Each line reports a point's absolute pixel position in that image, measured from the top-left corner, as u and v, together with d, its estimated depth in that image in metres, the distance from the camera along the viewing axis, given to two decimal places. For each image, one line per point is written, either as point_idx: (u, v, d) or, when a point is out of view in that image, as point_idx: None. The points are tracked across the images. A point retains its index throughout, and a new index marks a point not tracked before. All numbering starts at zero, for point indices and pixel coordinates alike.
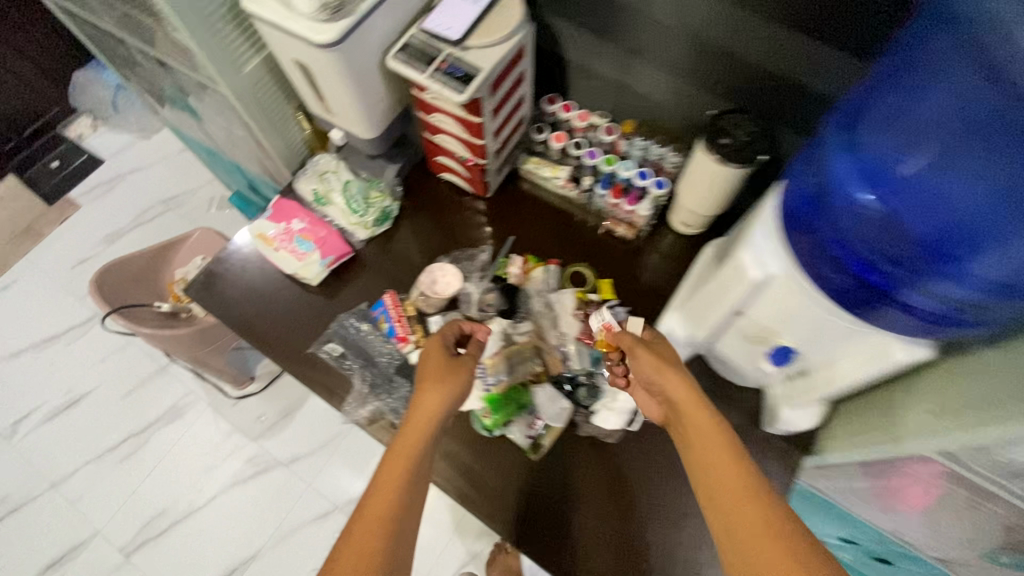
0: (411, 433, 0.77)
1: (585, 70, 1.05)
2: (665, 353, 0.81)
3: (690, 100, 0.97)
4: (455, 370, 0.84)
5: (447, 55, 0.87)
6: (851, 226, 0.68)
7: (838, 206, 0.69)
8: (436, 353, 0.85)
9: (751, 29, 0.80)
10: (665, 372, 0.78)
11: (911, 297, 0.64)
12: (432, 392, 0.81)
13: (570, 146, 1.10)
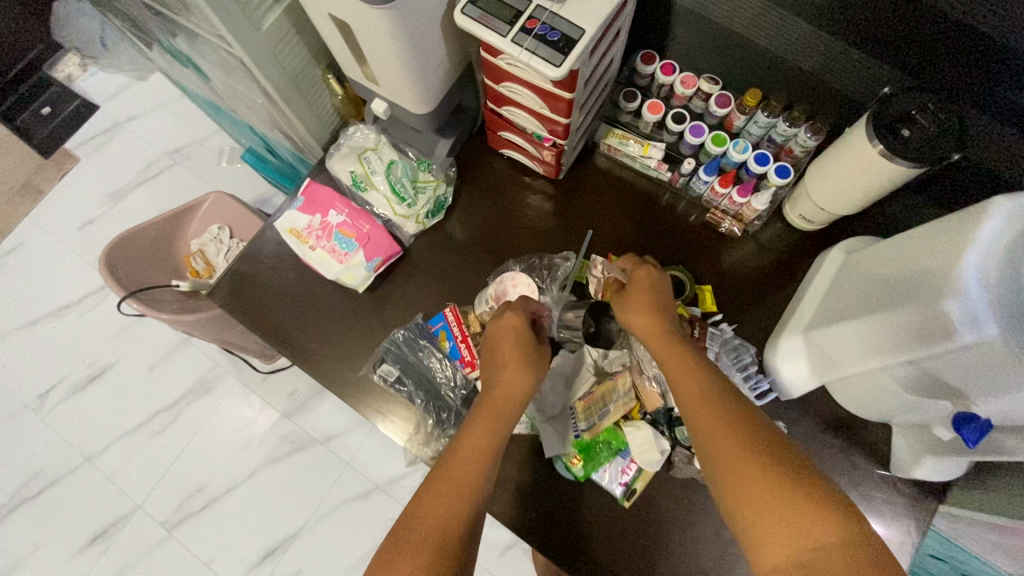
0: (485, 426, 0.67)
1: (700, 19, 0.81)
2: (638, 286, 0.76)
3: (849, 67, 0.74)
4: (537, 352, 0.74)
5: (538, 11, 0.65)
6: None
7: None
8: (520, 331, 0.75)
9: None
10: (636, 312, 0.72)
11: None
12: (516, 378, 0.71)
13: (667, 119, 0.88)
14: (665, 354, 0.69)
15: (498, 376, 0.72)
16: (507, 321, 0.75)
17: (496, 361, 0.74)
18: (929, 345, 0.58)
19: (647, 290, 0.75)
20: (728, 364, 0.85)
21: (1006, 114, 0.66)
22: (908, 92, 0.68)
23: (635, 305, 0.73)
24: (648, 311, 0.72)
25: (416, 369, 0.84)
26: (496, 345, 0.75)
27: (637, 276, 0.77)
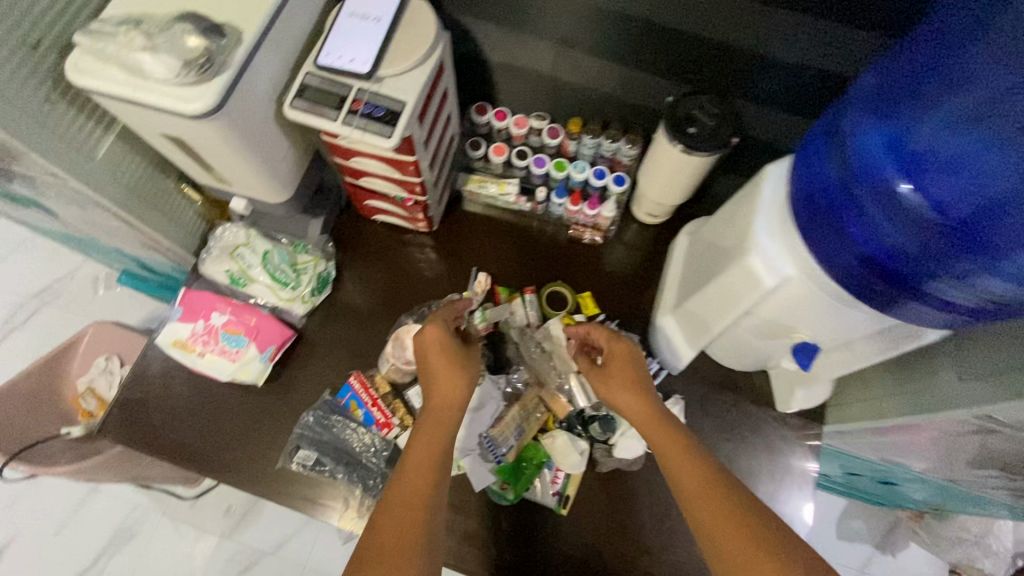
0: (430, 437, 0.67)
1: (514, 69, 0.93)
2: (621, 362, 0.77)
3: (642, 87, 0.88)
4: (466, 361, 0.76)
5: (360, 93, 0.72)
6: (881, 217, 0.59)
7: (871, 193, 0.59)
8: (443, 341, 0.76)
9: (700, 7, 0.71)
10: (622, 390, 0.74)
11: (938, 288, 0.57)
12: (456, 384, 0.72)
13: (513, 157, 0.98)
14: (649, 427, 0.70)
15: (433, 387, 0.73)
16: (430, 334, 0.76)
17: (428, 373, 0.74)
18: (752, 292, 0.67)
19: (632, 366, 0.76)
20: None
21: (761, 99, 0.82)
22: (689, 97, 0.81)
23: (620, 382, 0.75)
24: (635, 388, 0.74)
25: (334, 444, 0.85)
26: (427, 360, 0.75)
27: (617, 351, 0.78)
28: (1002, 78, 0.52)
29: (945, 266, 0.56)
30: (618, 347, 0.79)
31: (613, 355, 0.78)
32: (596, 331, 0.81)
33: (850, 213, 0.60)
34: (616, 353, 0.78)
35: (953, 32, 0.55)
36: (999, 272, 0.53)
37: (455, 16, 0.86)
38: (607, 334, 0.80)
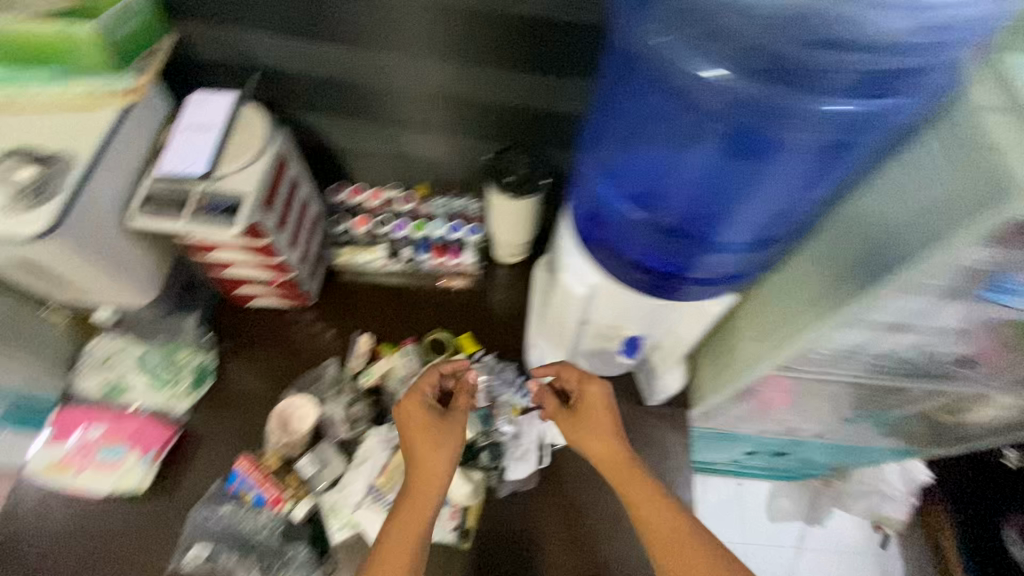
0: (416, 514, 0.70)
1: (356, 150, 1.04)
2: (593, 407, 0.81)
3: (467, 150, 1.02)
4: (453, 426, 0.76)
5: (201, 193, 0.79)
6: (630, 235, 0.71)
7: (614, 220, 0.72)
8: (425, 416, 0.75)
9: (486, 79, 0.87)
10: (591, 436, 0.79)
11: (694, 272, 0.71)
12: (442, 458, 0.73)
13: (376, 226, 1.07)
14: (616, 466, 0.77)
15: (418, 459, 0.73)
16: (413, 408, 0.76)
17: (415, 442, 0.74)
18: (573, 299, 0.77)
19: (605, 410, 0.81)
20: (502, 384, 1.00)
21: (563, 143, 0.97)
22: (504, 151, 0.95)
23: (588, 429, 0.80)
24: (605, 436, 0.79)
25: (227, 532, 0.85)
26: (412, 429, 0.75)
27: (590, 394, 0.82)
28: (657, 112, 0.62)
29: (679, 252, 0.70)
30: (592, 391, 0.82)
31: (585, 399, 0.82)
32: (573, 373, 0.83)
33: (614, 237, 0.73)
34: (589, 398, 0.81)
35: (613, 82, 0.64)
36: (712, 248, 0.68)
37: (291, 114, 0.97)
38: (579, 375, 0.83)
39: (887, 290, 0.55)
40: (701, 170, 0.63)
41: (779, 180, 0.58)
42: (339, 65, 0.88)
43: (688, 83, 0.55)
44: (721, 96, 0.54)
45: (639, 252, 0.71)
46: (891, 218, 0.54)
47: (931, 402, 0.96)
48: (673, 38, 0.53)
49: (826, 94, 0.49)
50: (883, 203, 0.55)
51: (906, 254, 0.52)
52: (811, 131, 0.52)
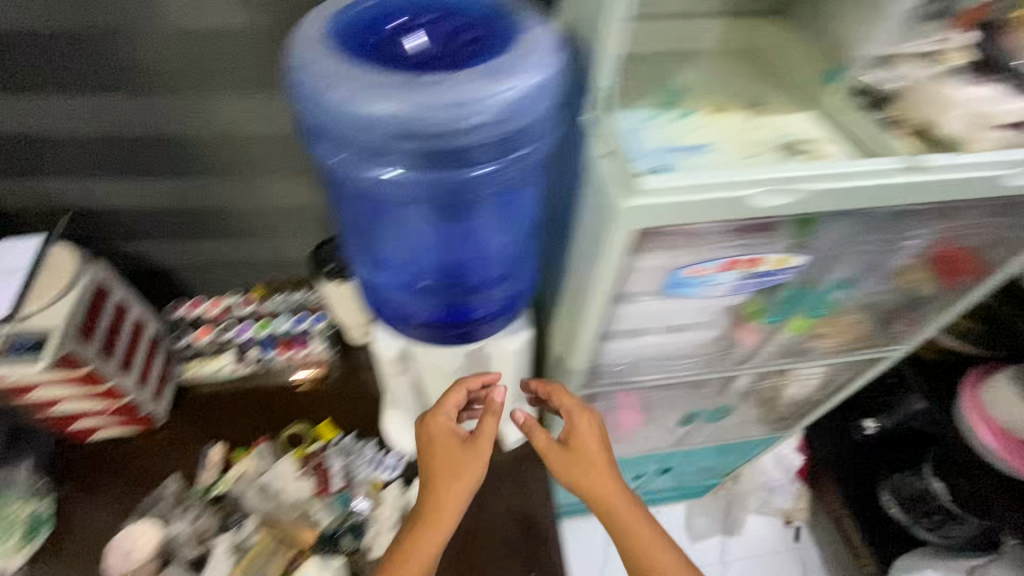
0: (424, 547, 0.70)
1: (185, 269, 1.12)
2: (585, 441, 0.77)
3: (287, 249, 1.12)
4: (474, 452, 0.73)
5: (7, 334, 0.82)
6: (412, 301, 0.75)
7: (394, 295, 0.75)
8: (445, 440, 0.75)
9: (278, 184, 1.01)
10: (588, 473, 0.75)
11: (477, 311, 0.77)
12: (454, 490, 0.72)
13: (218, 334, 1.12)
14: (607, 496, 0.74)
15: (434, 487, 0.72)
16: (436, 430, 0.76)
17: (434, 466, 0.73)
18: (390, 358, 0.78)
19: (598, 441, 0.77)
20: (362, 463, 1.02)
21: None
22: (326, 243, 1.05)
23: (583, 471, 0.75)
24: (599, 466, 0.75)
25: None
26: (434, 453, 0.74)
27: (580, 429, 0.78)
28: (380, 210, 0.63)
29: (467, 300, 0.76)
30: (586, 423, 0.79)
31: (578, 433, 0.78)
32: (571, 402, 0.80)
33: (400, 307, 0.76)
34: (581, 434, 0.77)
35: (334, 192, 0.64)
36: (481, 286, 0.74)
37: (111, 246, 1.05)
38: (572, 405, 0.80)
39: (604, 297, 0.67)
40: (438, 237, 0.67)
41: (501, 217, 0.67)
42: (140, 199, 0.99)
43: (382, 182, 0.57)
44: (422, 184, 0.57)
45: (429, 315, 0.76)
46: (590, 230, 0.63)
47: (738, 391, 1.10)
48: (348, 155, 0.54)
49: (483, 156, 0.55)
50: (579, 208, 0.67)
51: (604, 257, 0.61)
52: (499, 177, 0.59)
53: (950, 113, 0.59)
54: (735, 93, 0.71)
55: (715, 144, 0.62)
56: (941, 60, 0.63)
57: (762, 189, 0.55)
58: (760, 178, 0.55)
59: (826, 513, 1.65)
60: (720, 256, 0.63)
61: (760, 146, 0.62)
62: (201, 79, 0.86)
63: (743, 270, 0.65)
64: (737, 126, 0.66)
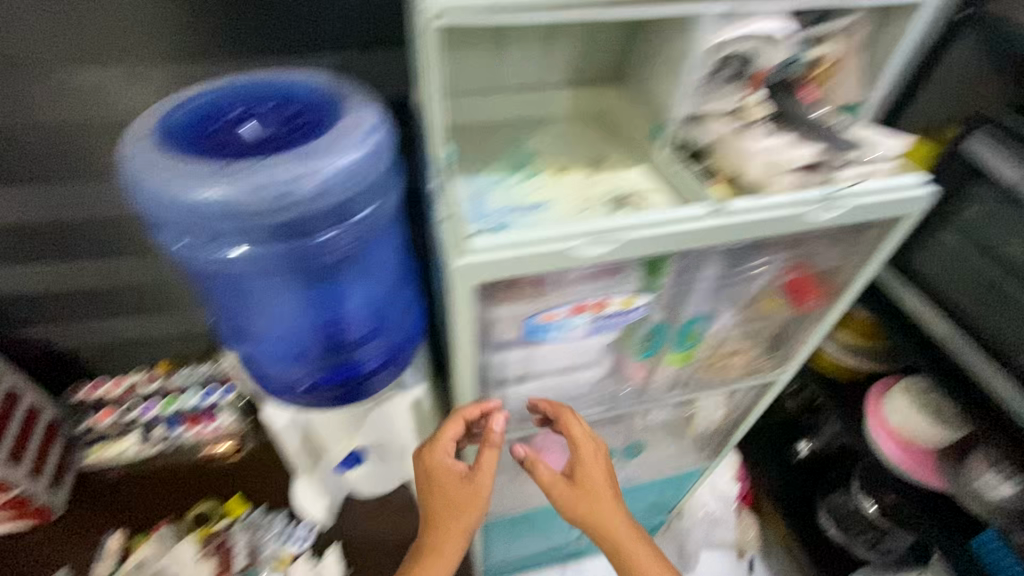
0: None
1: (84, 350, 1.10)
2: (590, 471, 0.79)
3: (190, 321, 1.11)
4: (476, 489, 0.72)
5: None
6: (296, 372, 0.74)
7: (276, 369, 0.74)
8: (446, 478, 0.73)
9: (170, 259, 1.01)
10: (592, 505, 0.78)
11: (363, 367, 0.75)
12: (457, 528, 0.72)
13: (123, 414, 1.12)
14: (608, 526, 0.77)
15: (439, 524, 0.72)
16: (435, 467, 0.74)
17: (437, 501, 0.73)
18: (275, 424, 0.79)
19: (601, 472, 0.80)
20: (270, 536, 1.05)
21: None
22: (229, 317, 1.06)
23: (587, 503, 0.78)
24: (601, 498, 0.78)
25: None
26: (435, 489, 0.73)
27: (587, 459, 0.79)
28: (237, 291, 0.63)
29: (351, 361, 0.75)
30: (594, 453, 0.80)
31: (585, 464, 0.79)
32: (579, 430, 0.80)
33: (286, 379, 0.75)
34: (586, 466, 0.79)
35: (195, 277, 0.65)
36: (362, 344, 0.74)
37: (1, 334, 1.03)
38: (579, 434, 0.80)
39: (469, 351, 0.68)
40: (305, 306, 0.67)
41: (361, 273, 0.67)
42: (33, 284, 0.98)
43: (229, 263, 0.58)
44: (275, 257, 0.59)
45: (313, 382, 0.75)
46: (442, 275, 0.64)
47: (647, 424, 1.14)
48: (187, 242, 0.55)
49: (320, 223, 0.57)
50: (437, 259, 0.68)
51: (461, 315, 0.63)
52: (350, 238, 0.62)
53: (746, 163, 0.67)
54: (579, 153, 0.78)
55: (550, 203, 0.68)
56: (741, 117, 0.70)
57: (582, 241, 0.60)
58: (577, 231, 0.60)
59: (775, 538, 1.66)
60: (567, 302, 0.68)
61: (591, 202, 0.68)
62: (83, 169, 0.87)
63: (593, 313, 0.70)
64: (575, 184, 0.72)
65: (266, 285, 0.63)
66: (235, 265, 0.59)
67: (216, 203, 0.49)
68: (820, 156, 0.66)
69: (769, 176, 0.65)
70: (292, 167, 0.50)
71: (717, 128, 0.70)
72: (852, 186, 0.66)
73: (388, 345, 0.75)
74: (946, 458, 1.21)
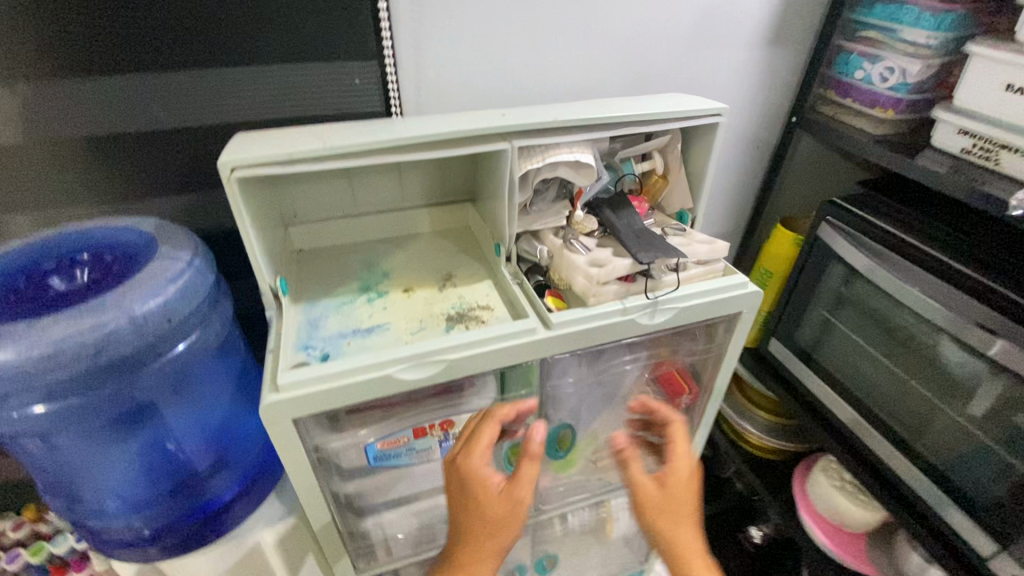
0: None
1: None
2: (681, 491, 0.65)
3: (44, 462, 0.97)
4: (515, 504, 0.59)
5: None
6: (139, 525, 0.67)
7: (115, 526, 0.66)
8: (480, 493, 0.58)
9: None
10: (667, 524, 0.64)
11: (217, 496, 0.70)
12: (486, 557, 0.59)
13: None
14: (684, 554, 0.63)
15: (466, 542, 0.59)
16: (473, 477, 0.59)
17: (466, 516, 0.59)
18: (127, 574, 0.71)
19: (686, 493, 0.66)
20: None
21: None
22: None
23: (671, 525, 0.64)
24: (685, 527, 0.64)
25: None
26: (466, 502, 0.59)
27: (670, 473, 0.66)
28: (53, 446, 0.59)
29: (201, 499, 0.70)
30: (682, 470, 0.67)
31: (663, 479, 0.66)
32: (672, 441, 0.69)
33: (130, 536, 0.67)
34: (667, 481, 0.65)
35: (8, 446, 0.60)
36: (212, 474, 0.70)
37: None
38: (681, 449, 0.68)
39: (309, 483, 0.65)
40: (135, 448, 0.63)
41: (196, 402, 0.66)
42: None
43: (32, 421, 0.54)
44: (86, 406, 0.56)
45: (157, 530, 0.68)
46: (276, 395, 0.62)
47: (564, 529, 1.08)
48: None
49: (133, 364, 0.56)
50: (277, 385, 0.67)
51: (289, 448, 0.60)
52: (177, 372, 0.61)
53: (574, 274, 0.70)
54: (433, 269, 0.80)
55: (389, 324, 0.69)
56: (570, 230, 0.75)
57: (403, 366, 0.60)
58: (397, 354, 0.60)
59: None
60: (408, 427, 0.66)
61: (430, 320, 0.69)
62: None
63: (440, 432, 0.68)
64: (420, 302, 0.73)
65: (84, 435, 0.59)
66: (41, 422, 0.55)
67: (2, 367, 0.47)
68: (639, 264, 0.68)
69: (591, 287, 0.68)
70: (92, 316, 0.50)
71: (551, 241, 0.74)
72: (674, 289, 0.70)
73: (241, 467, 0.72)
74: (875, 538, 1.16)
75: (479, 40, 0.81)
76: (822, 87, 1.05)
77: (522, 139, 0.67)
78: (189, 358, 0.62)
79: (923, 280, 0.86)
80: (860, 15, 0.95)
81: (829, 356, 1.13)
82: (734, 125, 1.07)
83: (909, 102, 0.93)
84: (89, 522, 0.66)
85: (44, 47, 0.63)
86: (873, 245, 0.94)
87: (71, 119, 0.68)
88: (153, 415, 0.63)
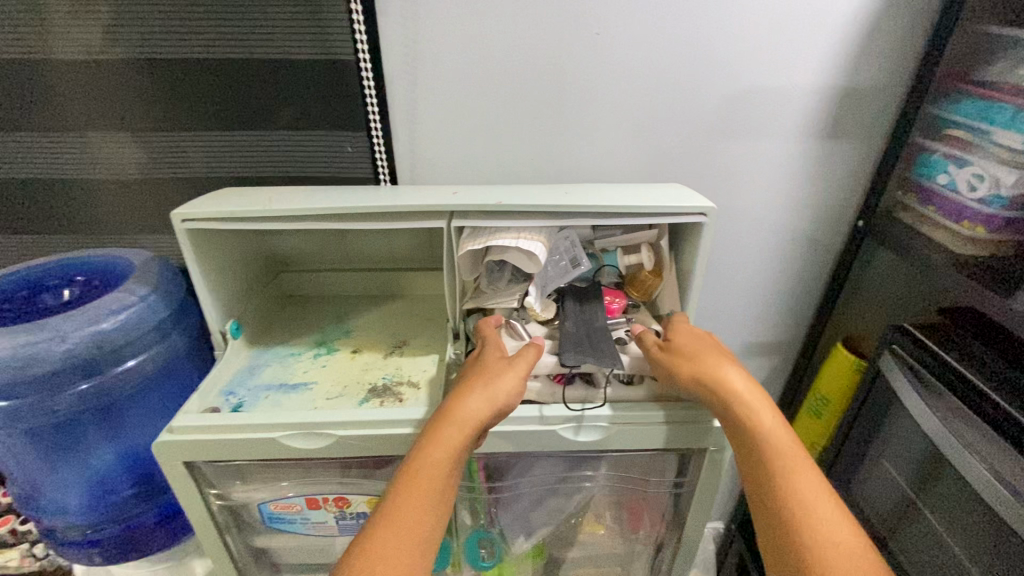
0: (434, 438, 0.54)
1: None
2: (693, 334, 0.63)
3: None
4: (511, 367, 0.59)
5: None
6: (76, 531, 0.74)
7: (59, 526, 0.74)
8: (484, 357, 0.61)
9: None
10: (694, 364, 0.59)
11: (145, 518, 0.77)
12: (480, 397, 0.56)
13: None
14: (721, 383, 0.58)
15: (461, 384, 0.58)
16: (487, 344, 0.63)
17: (469, 370, 0.60)
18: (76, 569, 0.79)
19: (703, 342, 0.62)
20: None
21: None
22: None
23: (695, 362, 0.59)
24: (711, 357, 0.59)
25: None
26: (473, 364, 0.61)
27: (682, 330, 0.63)
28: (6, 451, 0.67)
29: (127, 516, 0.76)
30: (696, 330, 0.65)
31: (675, 332, 0.63)
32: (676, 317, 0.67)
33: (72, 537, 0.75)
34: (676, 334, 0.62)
35: None
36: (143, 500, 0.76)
37: None
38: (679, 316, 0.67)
39: (204, 528, 0.65)
40: (75, 465, 0.70)
41: (130, 432, 0.72)
42: None
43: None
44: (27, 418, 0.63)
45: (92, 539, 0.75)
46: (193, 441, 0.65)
47: None
48: None
49: (66, 385, 0.62)
50: None
51: (182, 490, 0.62)
52: (116, 388, 0.67)
53: None
54: (392, 333, 0.79)
55: (314, 383, 0.69)
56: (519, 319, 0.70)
57: (289, 433, 0.59)
58: (287, 419, 0.60)
59: None
60: (302, 494, 0.65)
61: (354, 388, 0.68)
62: None
63: (335, 508, 0.65)
64: (359, 365, 0.72)
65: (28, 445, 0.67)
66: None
67: None
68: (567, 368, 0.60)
69: None
70: (28, 334, 0.58)
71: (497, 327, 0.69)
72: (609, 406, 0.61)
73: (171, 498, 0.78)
74: None
75: (483, 114, 0.82)
76: (898, 189, 0.87)
77: (466, 219, 0.65)
78: (126, 382, 0.67)
79: (997, 454, 0.63)
80: (944, 110, 0.78)
81: (907, 547, 0.82)
82: (776, 221, 0.94)
83: (1008, 219, 0.72)
84: (37, 516, 0.75)
85: (96, 105, 0.76)
86: (942, 394, 0.73)
87: (109, 166, 0.80)
88: (87, 424, 0.68)
